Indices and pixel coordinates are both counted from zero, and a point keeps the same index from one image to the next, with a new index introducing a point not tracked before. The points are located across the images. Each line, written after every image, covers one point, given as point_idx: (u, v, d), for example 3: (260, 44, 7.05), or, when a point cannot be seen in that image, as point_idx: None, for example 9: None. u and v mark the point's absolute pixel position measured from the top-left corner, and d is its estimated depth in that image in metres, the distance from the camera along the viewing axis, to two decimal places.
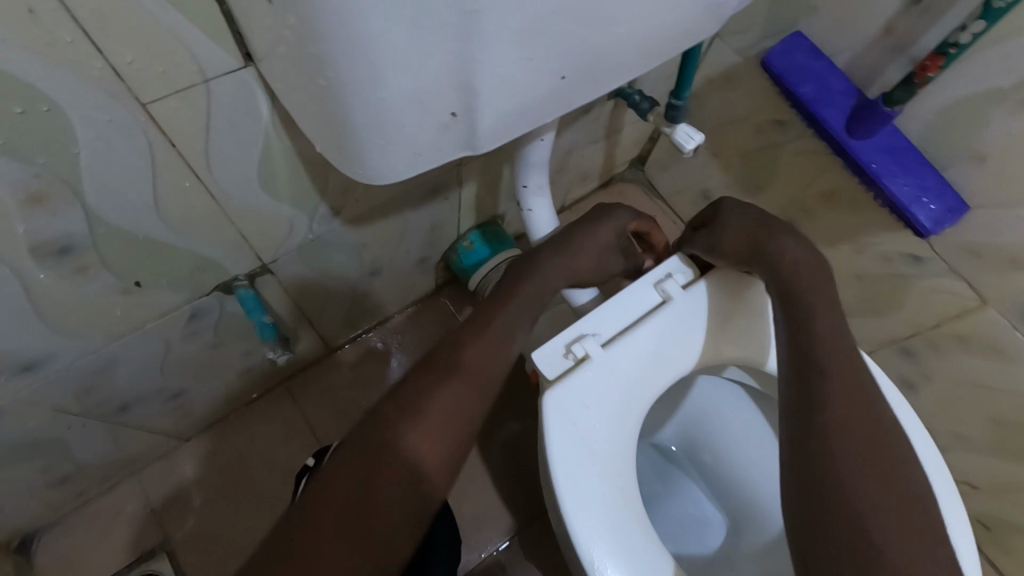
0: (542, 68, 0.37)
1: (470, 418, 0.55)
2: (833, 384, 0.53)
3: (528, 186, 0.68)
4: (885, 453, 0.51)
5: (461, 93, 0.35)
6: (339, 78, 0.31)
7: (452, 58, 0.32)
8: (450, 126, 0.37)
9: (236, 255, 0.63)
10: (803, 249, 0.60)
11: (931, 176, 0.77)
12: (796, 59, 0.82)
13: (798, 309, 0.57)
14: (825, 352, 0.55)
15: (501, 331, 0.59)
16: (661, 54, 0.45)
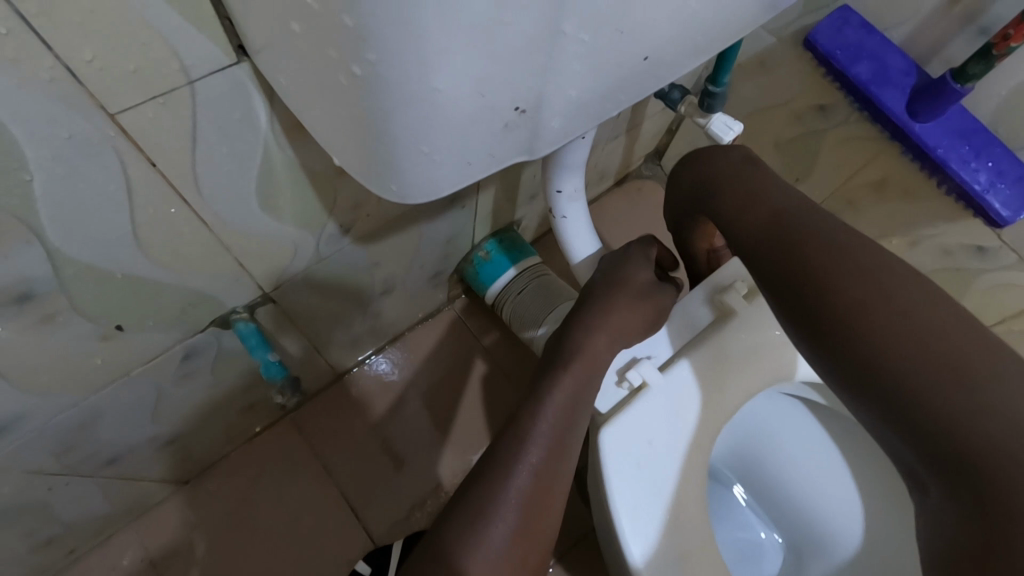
0: (629, 44, 0.29)
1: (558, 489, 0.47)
2: (843, 300, 0.47)
3: (563, 191, 0.59)
4: (932, 350, 0.44)
5: (531, 79, 0.27)
6: (379, 66, 0.23)
7: (529, 31, 0.24)
8: (512, 125, 0.29)
9: (232, 286, 0.54)
10: (756, 171, 0.55)
11: (1009, 159, 0.79)
12: (848, 36, 0.83)
13: (744, 229, 0.53)
14: (860, 302, 0.46)
15: (579, 380, 0.50)
16: (745, 28, 0.37)
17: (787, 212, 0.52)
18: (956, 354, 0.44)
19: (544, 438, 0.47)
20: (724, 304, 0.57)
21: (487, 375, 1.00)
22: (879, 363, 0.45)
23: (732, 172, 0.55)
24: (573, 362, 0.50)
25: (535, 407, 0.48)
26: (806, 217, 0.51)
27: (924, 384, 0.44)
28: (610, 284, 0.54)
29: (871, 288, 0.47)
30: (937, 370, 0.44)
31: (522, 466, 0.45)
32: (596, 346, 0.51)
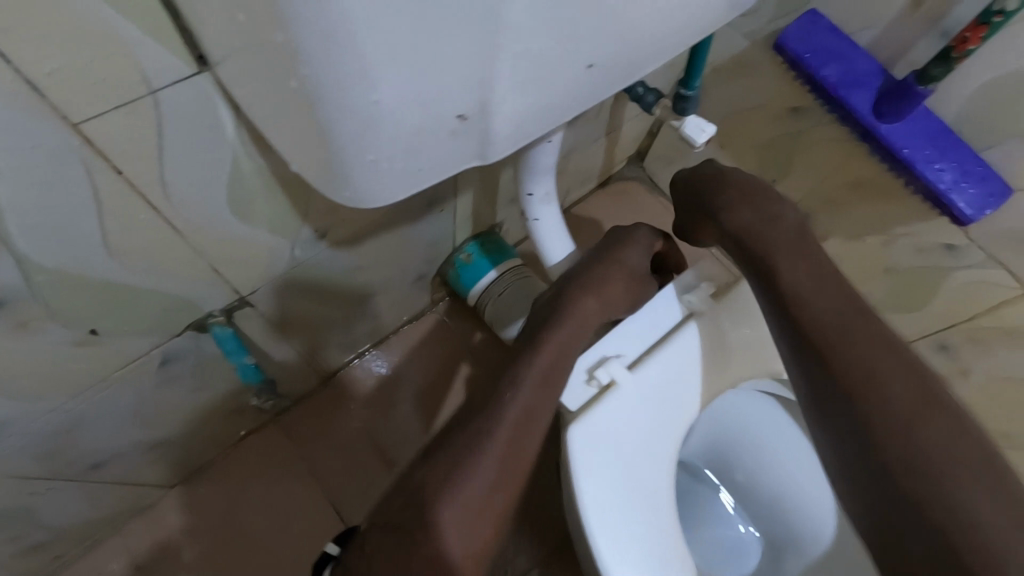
0: (570, 53, 0.30)
1: (527, 461, 0.48)
2: (829, 329, 0.49)
3: (534, 194, 0.61)
4: (905, 389, 0.46)
5: (472, 88, 0.28)
6: (315, 75, 0.24)
7: (462, 40, 0.25)
8: (458, 132, 0.30)
9: (209, 292, 0.55)
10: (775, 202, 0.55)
11: (972, 161, 0.81)
12: (817, 40, 0.84)
13: (751, 251, 0.53)
14: (842, 334, 0.48)
15: (557, 353, 0.51)
16: (694, 36, 0.38)
17: (794, 245, 0.53)
18: (923, 396, 0.46)
19: (516, 410, 0.48)
20: (693, 305, 0.58)
21: (472, 377, 1.01)
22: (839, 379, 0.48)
23: (755, 199, 0.55)
24: (558, 331, 0.52)
25: (513, 376, 0.49)
26: (811, 254, 0.53)
27: (877, 402, 0.46)
28: (609, 257, 0.56)
29: (838, 311, 0.49)
30: (902, 407, 0.46)
31: (488, 439, 0.46)
32: (583, 317, 0.53)
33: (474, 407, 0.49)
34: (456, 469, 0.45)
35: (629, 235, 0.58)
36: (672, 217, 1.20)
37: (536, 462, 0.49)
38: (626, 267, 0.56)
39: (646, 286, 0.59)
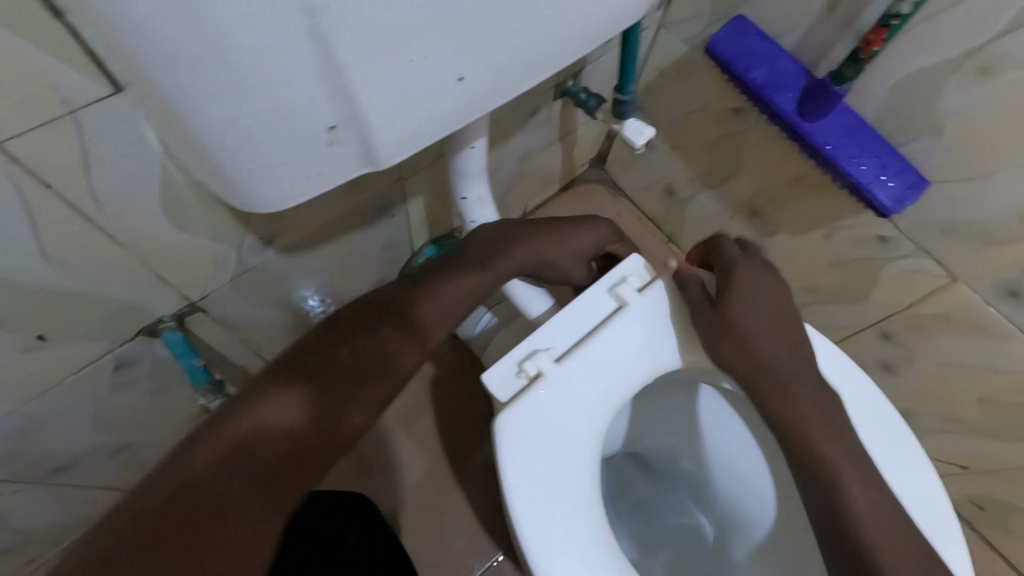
0: (433, 67, 0.32)
1: (409, 367, 0.58)
2: (829, 456, 0.56)
3: (469, 197, 0.64)
4: (884, 508, 0.55)
5: (337, 102, 0.30)
6: (173, 91, 0.27)
7: (308, 59, 0.27)
8: (335, 142, 0.33)
9: (155, 297, 0.58)
10: (788, 327, 0.59)
11: (887, 154, 0.71)
12: (743, 42, 0.76)
13: (773, 384, 0.58)
14: (838, 461, 0.56)
15: (476, 285, 0.60)
16: (581, 50, 0.40)
17: (803, 375, 0.58)
18: (899, 513, 0.55)
19: (425, 318, 0.58)
20: (618, 296, 0.61)
21: (438, 377, 1.05)
22: (811, 455, 0.56)
23: (772, 327, 0.58)
24: (490, 266, 0.61)
25: (440, 286, 0.59)
26: (812, 381, 0.58)
27: (838, 477, 0.55)
28: (563, 225, 0.64)
29: (814, 397, 0.58)
30: (885, 525, 0.54)
31: (395, 334, 0.57)
32: (516, 263, 0.61)
33: (384, 307, 0.58)
34: (366, 343, 0.56)
35: (590, 226, 0.65)
36: (634, 217, 1.24)
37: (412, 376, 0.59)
38: (575, 240, 0.64)
39: (579, 263, 0.65)
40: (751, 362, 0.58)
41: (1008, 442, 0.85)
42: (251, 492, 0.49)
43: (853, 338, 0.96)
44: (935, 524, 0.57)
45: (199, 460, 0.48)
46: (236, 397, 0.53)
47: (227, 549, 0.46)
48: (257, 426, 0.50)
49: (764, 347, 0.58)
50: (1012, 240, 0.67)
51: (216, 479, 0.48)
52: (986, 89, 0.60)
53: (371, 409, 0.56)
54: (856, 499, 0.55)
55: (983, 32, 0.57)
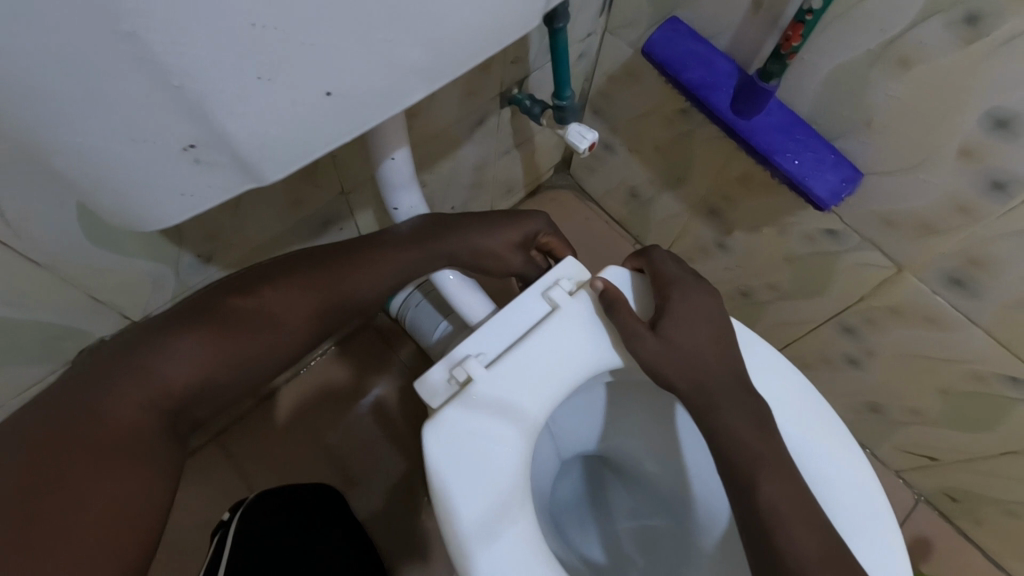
0: (288, 85, 0.33)
1: (313, 322, 0.61)
2: (748, 451, 0.55)
3: (400, 208, 0.64)
4: (805, 506, 0.54)
5: (191, 123, 0.31)
6: (18, 118, 0.28)
7: (143, 86, 0.28)
8: (200, 160, 0.34)
9: (92, 315, 0.60)
10: (709, 327, 0.60)
11: (823, 149, 0.70)
12: (676, 44, 0.76)
13: (698, 379, 0.58)
14: (759, 458, 0.55)
15: (396, 257, 0.63)
16: (460, 57, 0.42)
17: (726, 374, 0.58)
18: (816, 514, 0.53)
19: (336, 280, 0.62)
20: (552, 299, 0.62)
21: (406, 387, 1.06)
22: (746, 473, 0.55)
23: (693, 325, 0.59)
24: (418, 242, 0.63)
25: (362, 250, 0.63)
26: (733, 380, 0.58)
27: (771, 495, 0.54)
28: (496, 218, 0.67)
29: (749, 410, 0.57)
30: (804, 523, 0.53)
31: (304, 291, 0.61)
32: (445, 247, 0.64)
33: (300, 268, 0.62)
34: (277, 301, 0.60)
35: (523, 218, 0.67)
36: (601, 221, 1.25)
37: (317, 334, 0.63)
38: (508, 239, 0.66)
39: (515, 254, 0.67)
40: (675, 357, 0.58)
41: (971, 433, 0.84)
42: (157, 435, 0.53)
43: (816, 333, 0.95)
44: (881, 541, 0.55)
45: (103, 408, 0.51)
46: (132, 343, 0.56)
47: (135, 489, 0.50)
48: (163, 371, 0.54)
49: (699, 359, 0.58)
50: (947, 228, 0.67)
51: (126, 422, 0.52)
52: (906, 80, 0.60)
53: (271, 365, 0.61)
54: (789, 521, 0.52)
55: (895, 24, 0.57)
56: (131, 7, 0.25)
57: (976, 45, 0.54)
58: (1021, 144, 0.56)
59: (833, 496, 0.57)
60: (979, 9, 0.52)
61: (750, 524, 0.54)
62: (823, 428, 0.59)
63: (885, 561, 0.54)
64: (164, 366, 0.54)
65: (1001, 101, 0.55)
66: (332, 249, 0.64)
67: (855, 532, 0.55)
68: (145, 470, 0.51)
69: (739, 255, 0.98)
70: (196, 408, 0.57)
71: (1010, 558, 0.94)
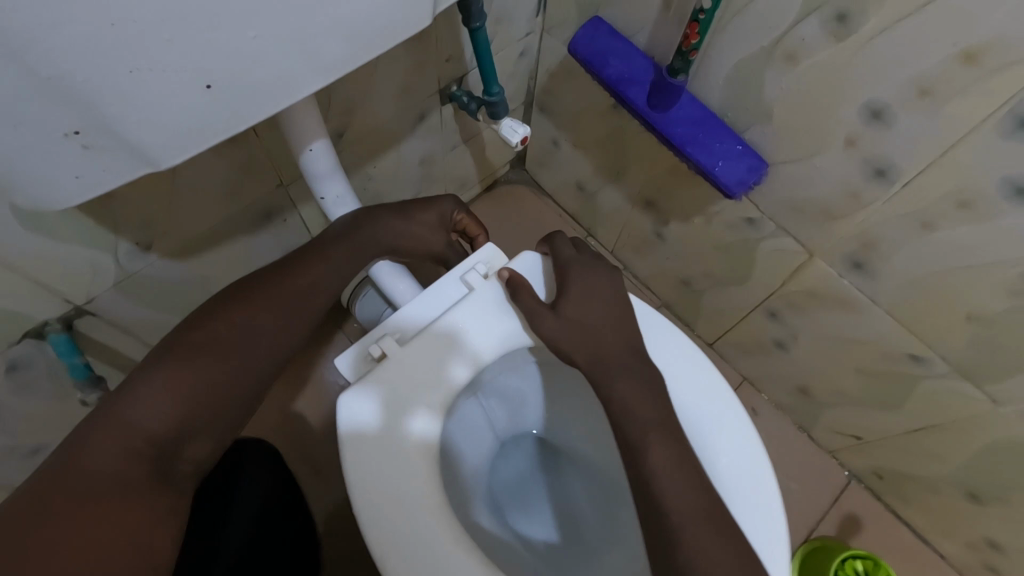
0: (162, 80, 0.37)
1: (278, 336, 0.64)
2: (637, 420, 0.59)
3: (327, 198, 0.67)
4: (690, 471, 0.58)
5: (71, 112, 0.36)
6: None
7: (17, 79, 0.33)
8: (85, 145, 0.38)
9: (33, 298, 0.63)
10: (607, 308, 0.64)
11: (731, 140, 0.74)
12: (597, 42, 0.80)
13: (594, 357, 0.62)
14: (645, 428, 0.59)
15: (337, 258, 0.67)
16: (345, 56, 0.46)
17: (620, 351, 0.62)
18: (699, 478, 0.58)
19: (288, 292, 0.65)
20: (468, 283, 0.66)
21: None
22: (636, 440, 0.59)
23: (592, 306, 0.64)
24: (347, 237, 0.67)
25: (306, 260, 0.67)
26: (628, 356, 0.62)
27: (657, 460, 0.58)
28: (414, 204, 0.72)
29: (642, 381, 0.61)
30: (688, 485, 0.57)
31: (260, 307, 0.64)
32: (366, 232, 0.68)
33: (253, 286, 0.65)
34: (237, 327, 0.63)
35: (441, 205, 0.73)
36: (554, 214, 1.29)
37: (287, 348, 0.65)
38: (426, 223, 0.71)
39: (434, 237, 0.72)
40: (573, 335, 0.62)
41: (887, 410, 0.88)
42: (147, 479, 0.54)
43: (749, 319, 1.00)
44: (761, 501, 0.60)
45: (87, 459, 0.53)
46: (108, 397, 0.58)
47: (136, 525, 0.51)
48: (141, 414, 0.56)
49: (596, 338, 0.62)
50: (843, 214, 0.71)
51: (110, 470, 0.53)
52: (795, 74, 0.64)
53: (250, 391, 0.63)
54: (672, 484, 0.57)
55: (780, 22, 0.62)
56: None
57: (849, 41, 0.58)
58: (895, 131, 0.60)
59: (720, 461, 0.61)
60: (846, 7, 0.56)
61: (640, 488, 0.58)
62: (715, 399, 0.64)
63: (763, 519, 0.59)
64: (140, 407, 0.56)
65: (875, 92, 0.59)
66: (280, 263, 0.68)
67: (739, 494, 0.59)
68: (142, 507, 0.52)
69: (677, 245, 1.03)
70: (182, 445, 0.58)
71: (934, 532, 0.98)
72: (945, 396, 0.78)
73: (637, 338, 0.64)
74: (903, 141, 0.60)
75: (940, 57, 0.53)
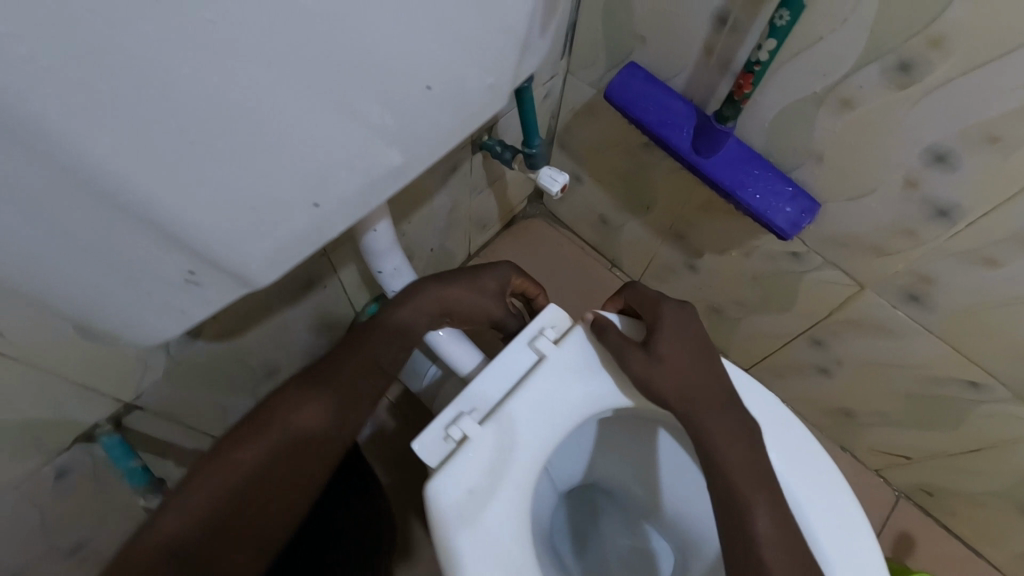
0: (273, 209, 0.37)
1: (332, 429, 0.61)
2: (732, 465, 0.59)
3: (384, 271, 0.65)
4: (783, 519, 0.58)
5: (187, 257, 0.36)
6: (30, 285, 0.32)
7: (142, 238, 0.33)
8: (195, 284, 0.38)
9: (83, 404, 0.60)
10: (695, 345, 0.63)
11: (781, 182, 0.74)
12: (633, 89, 0.79)
13: (687, 397, 0.61)
14: (739, 472, 0.59)
15: (390, 336, 0.64)
16: (430, 149, 0.45)
17: (712, 387, 0.62)
18: (791, 525, 0.58)
19: (341, 380, 0.62)
20: (540, 349, 0.64)
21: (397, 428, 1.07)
22: (732, 484, 0.58)
23: (682, 342, 0.63)
24: (395, 314, 0.64)
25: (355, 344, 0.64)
26: (720, 396, 0.61)
27: (754, 507, 0.57)
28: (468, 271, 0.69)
29: (734, 423, 0.61)
30: (783, 532, 0.57)
31: (312, 401, 0.60)
32: (424, 309, 0.65)
33: (310, 375, 0.62)
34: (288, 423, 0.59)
35: (496, 269, 0.71)
36: (575, 246, 1.28)
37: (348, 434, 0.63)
38: (483, 291, 0.69)
39: (494, 303, 0.70)
40: (665, 374, 0.61)
41: (937, 431, 0.89)
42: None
43: (789, 346, 1.00)
44: (837, 502, 0.64)
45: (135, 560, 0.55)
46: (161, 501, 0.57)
47: None
48: (190, 520, 0.56)
49: (687, 377, 0.61)
50: (898, 250, 0.71)
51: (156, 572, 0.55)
52: (848, 119, 0.65)
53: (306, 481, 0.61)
54: (767, 533, 0.57)
55: (835, 70, 0.62)
56: (133, 184, 0.30)
57: (911, 89, 0.58)
58: (958, 174, 0.61)
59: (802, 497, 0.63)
60: (910, 58, 0.56)
61: (732, 532, 0.58)
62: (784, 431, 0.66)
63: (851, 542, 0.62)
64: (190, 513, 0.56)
65: (936, 137, 0.60)
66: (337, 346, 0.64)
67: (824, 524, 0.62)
68: None
69: (710, 276, 1.02)
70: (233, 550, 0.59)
71: (985, 544, 0.99)
72: (1001, 418, 0.79)
73: (725, 377, 0.63)
74: (967, 183, 0.61)
75: (1009, 105, 0.54)
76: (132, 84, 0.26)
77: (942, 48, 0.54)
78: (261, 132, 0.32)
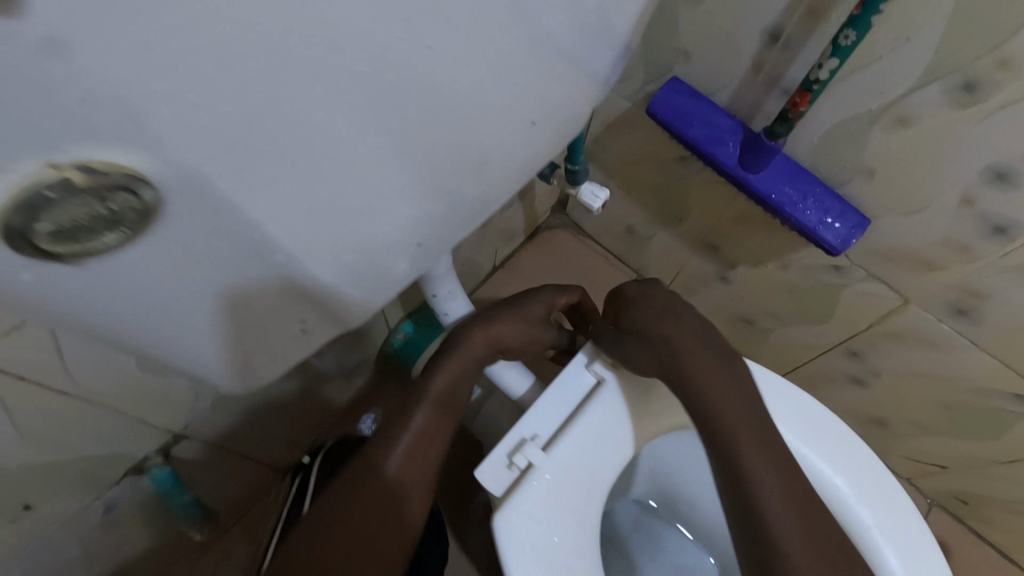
0: (388, 250, 0.36)
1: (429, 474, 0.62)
2: (744, 453, 0.57)
3: (438, 294, 0.64)
4: (801, 509, 0.56)
5: (309, 307, 0.36)
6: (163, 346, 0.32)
7: (279, 292, 0.33)
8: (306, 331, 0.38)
9: (135, 438, 0.58)
10: (696, 328, 0.61)
11: (831, 199, 0.73)
12: (678, 104, 0.78)
13: (687, 380, 0.59)
14: (751, 461, 0.56)
15: (457, 367, 0.63)
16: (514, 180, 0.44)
17: (715, 371, 0.59)
18: (810, 514, 0.56)
19: (425, 424, 0.61)
20: (600, 373, 0.64)
21: None
22: (742, 472, 0.56)
23: (683, 325, 0.60)
24: (461, 344, 0.63)
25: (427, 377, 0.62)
26: (727, 381, 0.59)
27: (768, 498, 0.55)
28: (519, 295, 0.69)
29: (744, 408, 0.58)
30: (799, 523, 0.55)
31: (399, 449, 0.60)
32: (485, 335, 0.64)
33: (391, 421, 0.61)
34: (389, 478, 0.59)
35: (545, 293, 0.70)
36: (599, 256, 1.27)
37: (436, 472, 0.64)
38: (534, 316, 0.68)
39: (545, 328, 0.69)
40: (663, 358, 0.59)
41: (976, 441, 0.89)
42: None
43: (823, 357, 1.00)
44: (898, 510, 0.64)
45: None
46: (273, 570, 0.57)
47: None
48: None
49: (689, 358, 0.59)
50: (948, 265, 0.71)
51: None
52: (904, 137, 0.64)
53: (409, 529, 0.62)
54: (783, 524, 0.54)
55: (894, 89, 0.61)
56: (286, 242, 0.29)
57: (974, 108, 0.58)
58: (1019, 192, 0.61)
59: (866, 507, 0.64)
60: (975, 78, 0.56)
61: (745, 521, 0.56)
62: (840, 440, 0.66)
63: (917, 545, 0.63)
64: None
65: (998, 156, 0.59)
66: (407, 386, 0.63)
67: (888, 531, 0.63)
68: None
69: (743, 287, 1.02)
70: None
71: (1019, 549, 1.00)
72: None
73: (731, 360, 0.61)
74: None
75: None
76: (300, 136, 0.25)
77: (1011, 69, 0.54)
78: (392, 178, 0.32)
